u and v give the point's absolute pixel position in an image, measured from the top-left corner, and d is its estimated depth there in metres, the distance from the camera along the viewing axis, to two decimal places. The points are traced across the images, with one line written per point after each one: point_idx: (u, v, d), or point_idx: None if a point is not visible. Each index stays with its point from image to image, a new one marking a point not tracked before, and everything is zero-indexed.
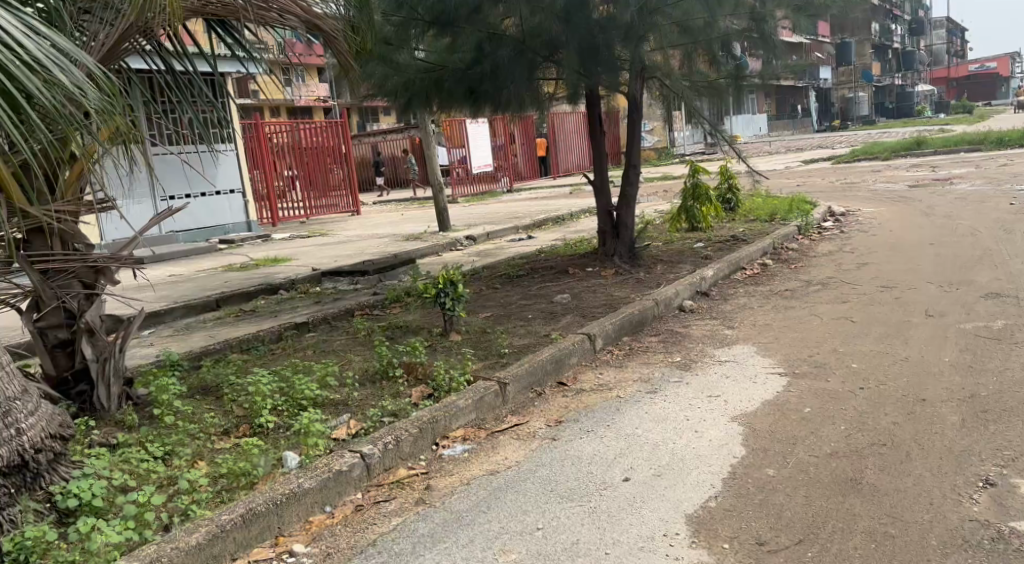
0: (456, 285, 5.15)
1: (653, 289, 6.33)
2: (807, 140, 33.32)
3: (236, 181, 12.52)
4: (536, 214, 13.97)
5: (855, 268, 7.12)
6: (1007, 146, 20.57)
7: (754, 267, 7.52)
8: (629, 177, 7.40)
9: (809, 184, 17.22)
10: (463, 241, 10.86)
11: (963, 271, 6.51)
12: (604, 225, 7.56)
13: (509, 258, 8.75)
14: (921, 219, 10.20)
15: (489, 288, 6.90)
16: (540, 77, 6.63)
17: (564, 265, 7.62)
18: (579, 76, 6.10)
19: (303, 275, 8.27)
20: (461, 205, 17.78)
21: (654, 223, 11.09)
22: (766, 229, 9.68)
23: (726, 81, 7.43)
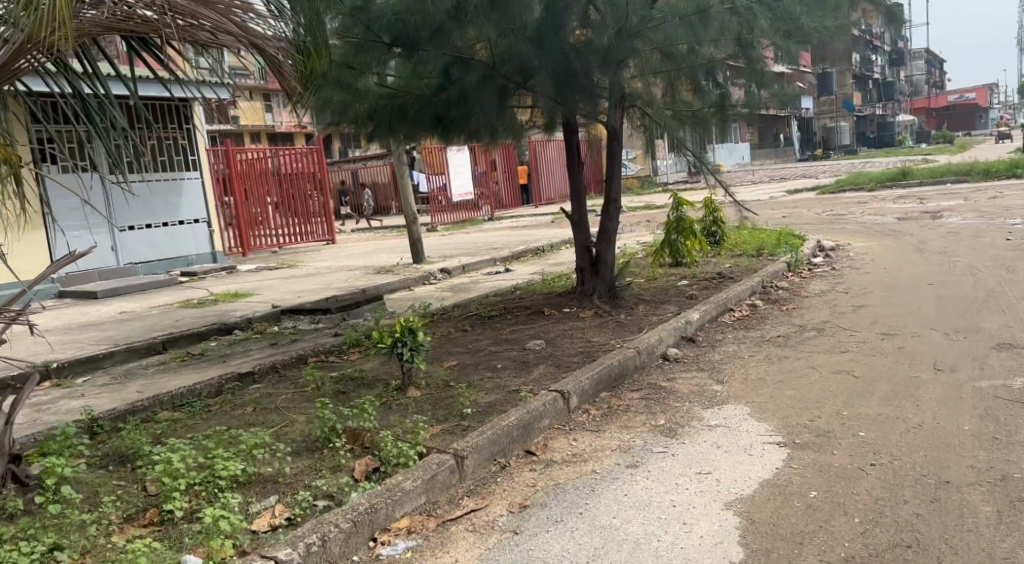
0: (415, 333, 4.61)
1: (635, 334, 5.83)
2: (790, 169, 33.24)
3: (201, 211, 11.95)
4: (516, 244, 13.49)
5: (851, 311, 6.68)
6: (993, 177, 20.41)
7: (743, 308, 7.04)
8: (609, 212, 6.91)
9: (795, 216, 16.88)
10: (437, 275, 10.33)
11: (968, 317, 6.09)
12: (582, 262, 7.05)
13: (482, 295, 8.22)
14: (915, 255, 9.81)
15: (459, 330, 6.37)
16: (513, 104, 6.15)
17: (541, 304, 7.10)
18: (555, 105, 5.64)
19: (260, 313, 7.69)
20: (440, 235, 17.27)
21: (636, 257, 10.62)
22: (753, 265, 9.24)
23: (711, 111, 7.07)
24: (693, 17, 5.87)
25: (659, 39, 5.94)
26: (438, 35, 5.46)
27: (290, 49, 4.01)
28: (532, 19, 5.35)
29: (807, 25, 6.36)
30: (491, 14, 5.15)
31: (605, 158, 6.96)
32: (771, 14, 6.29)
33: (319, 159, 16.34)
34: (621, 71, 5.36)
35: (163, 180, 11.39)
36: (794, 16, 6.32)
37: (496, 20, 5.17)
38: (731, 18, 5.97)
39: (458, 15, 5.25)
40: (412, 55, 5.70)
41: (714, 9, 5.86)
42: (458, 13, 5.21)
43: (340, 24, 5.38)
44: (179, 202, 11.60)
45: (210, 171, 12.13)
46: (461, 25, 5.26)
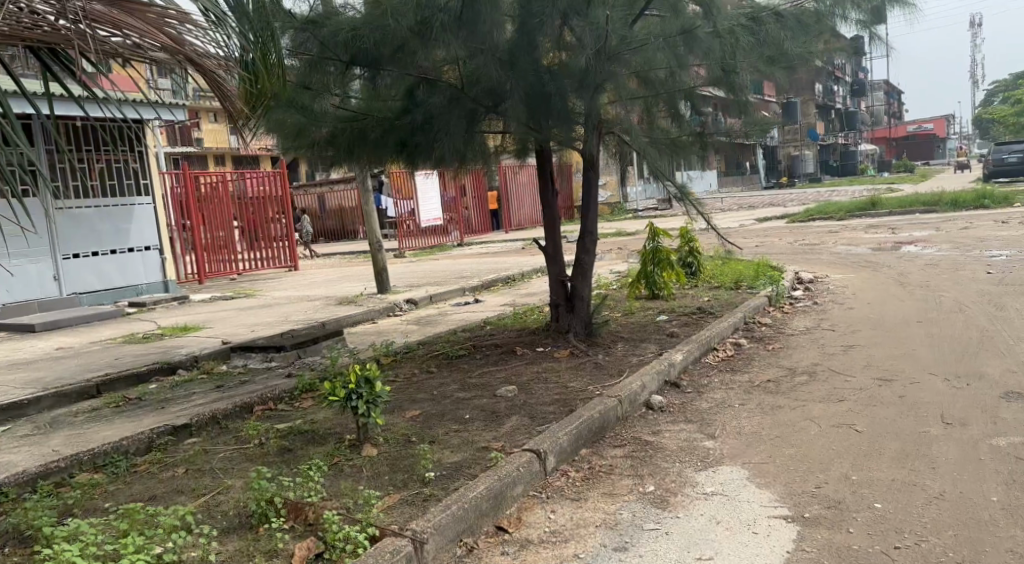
0: (373, 384, 4.09)
1: (615, 378, 5.36)
2: (757, 197, 33.26)
3: (153, 237, 11.32)
4: (485, 273, 13.00)
5: (842, 353, 6.29)
6: (961, 208, 20.42)
7: (727, 347, 6.64)
8: (585, 244, 6.47)
9: (769, 245, 16.62)
10: (403, 307, 9.80)
11: (966, 362, 5.73)
12: (556, 297, 6.57)
13: (449, 331, 7.72)
14: (898, 289, 9.53)
15: (424, 371, 5.86)
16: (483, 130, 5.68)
17: (512, 342, 6.59)
18: (528, 131, 5.15)
19: (209, 351, 7.11)
20: (407, 262, 16.76)
21: (611, 288, 10.20)
22: (733, 299, 8.87)
23: (690, 139, 6.70)
24: (675, 36, 5.55)
25: (639, 61, 5.57)
26: (401, 53, 5.05)
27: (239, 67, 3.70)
28: (504, 40, 4.95)
29: (791, 52, 6.25)
30: (460, 31, 4.74)
31: (582, 187, 6.54)
32: (754, 39, 6.16)
33: (282, 183, 15.66)
34: (598, 96, 4.97)
35: (112, 205, 10.78)
36: (777, 42, 6.22)
37: (465, 38, 4.76)
38: (715, 42, 5.63)
39: (423, 31, 4.83)
40: (372, 74, 5.28)
41: (697, 30, 5.54)
42: (423, 29, 4.79)
43: (291, 40, 4.96)
44: (129, 229, 10.96)
45: (162, 196, 11.53)
46: (426, 41, 4.84)
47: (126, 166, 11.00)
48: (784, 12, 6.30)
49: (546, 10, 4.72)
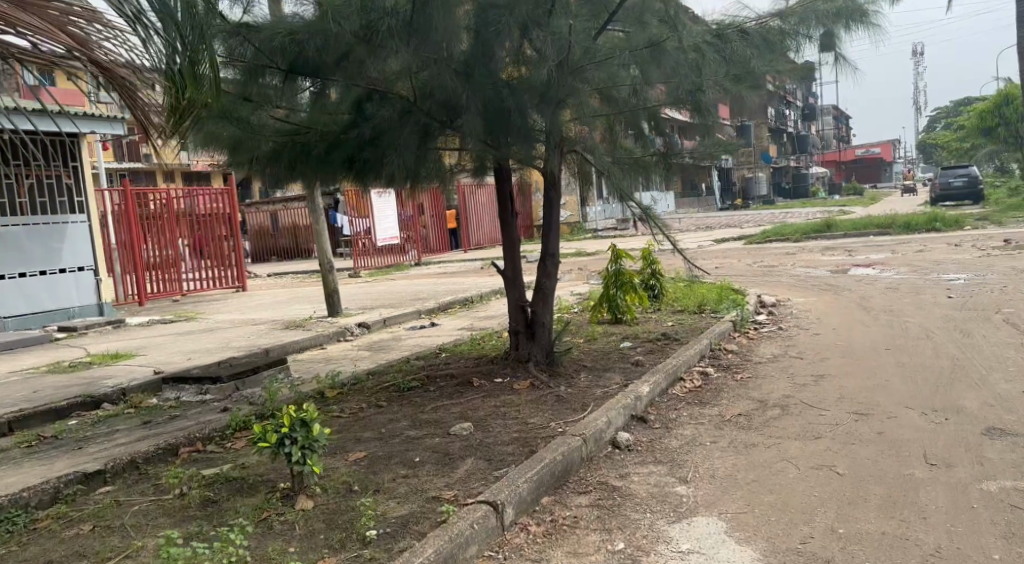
0: (310, 427, 3.66)
1: (578, 414, 4.98)
2: (712, 218, 33.39)
3: (87, 257, 10.69)
4: (442, 295, 12.57)
5: (813, 383, 6.01)
6: (914, 231, 20.63)
7: (694, 377, 6.32)
8: (546, 267, 6.11)
9: (728, 267, 16.49)
10: (354, 331, 9.31)
11: (942, 394, 5.48)
12: (517, 323, 6.18)
13: (401, 358, 7.27)
14: (862, 314, 9.36)
15: (373, 405, 5.37)
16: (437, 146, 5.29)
17: (469, 372, 6.11)
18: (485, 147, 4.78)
19: (138, 382, 6.57)
20: (361, 282, 16.25)
21: (572, 312, 9.86)
22: (697, 324, 8.58)
23: (655, 159, 6.46)
24: (642, 50, 5.22)
25: (602, 76, 5.26)
26: (346, 63, 4.64)
27: (163, 79, 3.75)
28: (459, 51, 4.59)
29: (758, 70, 6.17)
30: (412, 37, 4.37)
31: (544, 207, 6.17)
32: (720, 56, 6.04)
33: (230, 202, 15.26)
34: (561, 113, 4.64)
35: (43, 224, 10.14)
36: (743, 59, 6.12)
37: (416, 46, 4.40)
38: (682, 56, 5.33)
39: (368, 36, 4.44)
40: (316, 84, 4.88)
41: (666, 43, 5.22)
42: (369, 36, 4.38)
43: (223, 46, 4.55)
44: (61, 249, 10.32)
45: (98, 214, 10.91)
46: (373, 50, 4.43)
47: (59, 182, 10.42)
48: (750, 30, 6.17)
49: (503, 17, 4.37)
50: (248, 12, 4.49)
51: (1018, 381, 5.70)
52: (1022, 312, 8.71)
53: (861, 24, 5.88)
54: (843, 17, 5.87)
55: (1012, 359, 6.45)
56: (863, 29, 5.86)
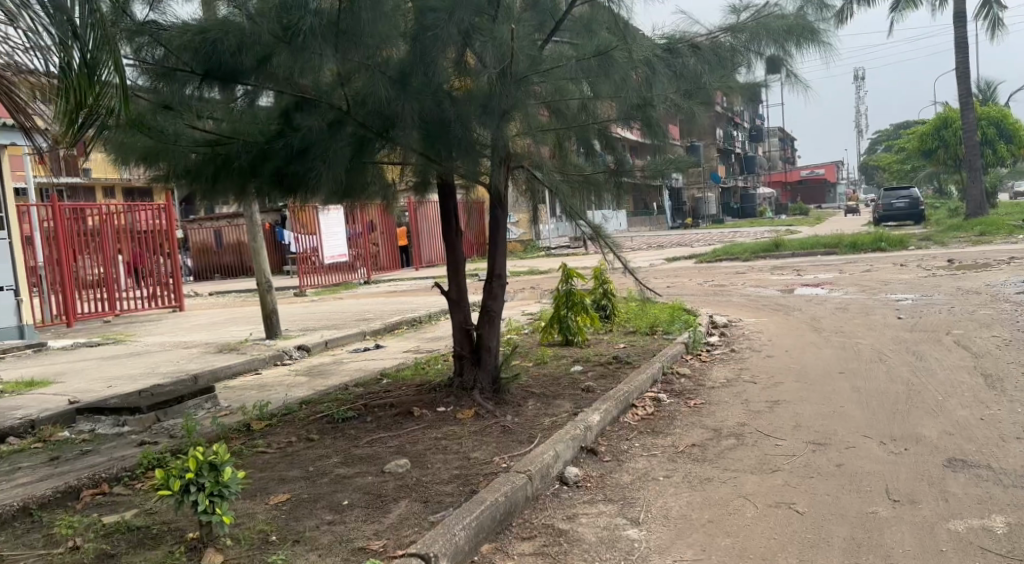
0: (219, 473, 3.29)
1: (524, 446, 4.66)
2: (662, 236, 33.52)
3: (7, 276, 10.04)
4: (388, 314, 12.17)
5: (768, 410, 5.79)
6: (860, 250, 20.89)
7: (647, 404, 6.06)
8: (493, 290, 5.79)
9: (679, 286, 16.41)
10: (292, 354, 8.85)
11: (900, 422, 5.30)
12: (461, 348, 5.83)
13: (340, 384, 6.87)
14: (814, 335, 9.25)
15: (303, 439, 4.95)
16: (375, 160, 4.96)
17: (411, 400, 5.70)
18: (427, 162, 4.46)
19: (50, 413, 6.05)
20: (306, 301, 15.74)
21: (522, 333, 9.57)
22: (649, 346, 8.35)
23: (604, 176, 6.24)
24: (590, 60, 4.96)
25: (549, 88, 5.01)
26: (270, 67, 4.31)
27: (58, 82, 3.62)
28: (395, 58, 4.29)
29: (708, 85, 6.02)
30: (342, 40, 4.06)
31: (489, 225, 5.87)
32: (670, 71, 5.86)
33: (169, 218, 14.58)
34: (506, 126, 4.40)
35: None
36: (692, 74, 5.97)
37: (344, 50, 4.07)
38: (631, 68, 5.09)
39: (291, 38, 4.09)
40: (238, 88, 4.53)
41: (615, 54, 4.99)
42: (292, 39, 4.05)
43: (130, 46, 4.23)
44: None
45: (21, 230, 10.29)
46: (297, 56, 4.08)
47: None
48: (701, 44, 6.00)
49: (441, 21, 4.09)
50: (154, 8, 4.31)
51: (974, 407, 5.57)
52: (971, 334, 8.68)
53: (811, 42, 5.76)
54: (795, 34, 5.72)
55: (965, 383, 6.35)
56: (813, 46, 5.75)
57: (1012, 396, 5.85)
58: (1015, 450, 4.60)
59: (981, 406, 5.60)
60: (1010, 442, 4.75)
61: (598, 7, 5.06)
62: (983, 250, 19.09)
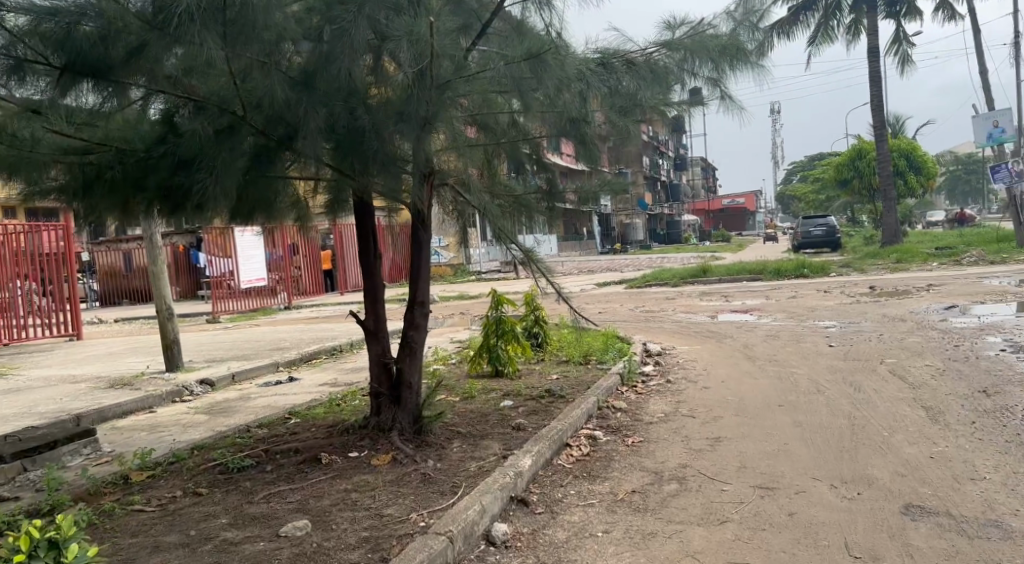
0: (60, 551, 2.75)
1: (446, 499, 4.12)
2: (590, 261, 33.50)
3: None
4: (305, 342, 11.45)
5: (709, 449, 5.39)
6: (784, 277, 21.13)
7: (582, 443, 5.59)
8: (413, 319, 5.25)
9: (610, 312, 16.13)
10: (195, 389, 8.13)
11: (848, 461, 4.99)
12: (379, 384, 5.25)
13: (243, 425, 6.20)
14: (748, 364, 9.00)
15: (189, 494, 4.33)
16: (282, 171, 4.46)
17: (320, 445, 5.10)
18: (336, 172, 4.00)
19: None
20: (218, 329, 14.82)
21: (448, 363, 9.02)
22: (582, 378, 7.93)
23: (536, 198, 5.88)
24: (520, 63, 4.46)
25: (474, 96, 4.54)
26: (142, 60, 3.70)
27: None
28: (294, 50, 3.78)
29: (643, 102, 5.67)
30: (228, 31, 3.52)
31: (411, 247, 5.32)
32: (604, 87, 5.49)
33: (68, 237, 13.38)
34: (427, 136, 3.95)
35: None
36: (626, 92, 5.61)
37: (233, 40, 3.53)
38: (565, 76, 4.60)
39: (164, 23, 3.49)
40: (103, 89, 3.81)
41: (546, 57, 4.50)
42: (164, 25, 3.47)
43: None
44: None
45: None
46: (171, 43, 3.52)
47: None
48: (636, 61, 5.64)
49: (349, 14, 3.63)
50: None
51: (921, 444, 5.32)
52: (904, 362, 8.57)
53: (747, 64, 5.47)
54: (729, 54, 5.40)
55: (907, 416, 6.11)
56: (748, 68, 5.44)
57: (956, 431, 5.62)
58: (971, 493, 4.32)
59: (927, 443, 5.34)
60: (964, 484, 4.48)
61: (527, 12, 4.63)
62: (901, 277, 19.51)
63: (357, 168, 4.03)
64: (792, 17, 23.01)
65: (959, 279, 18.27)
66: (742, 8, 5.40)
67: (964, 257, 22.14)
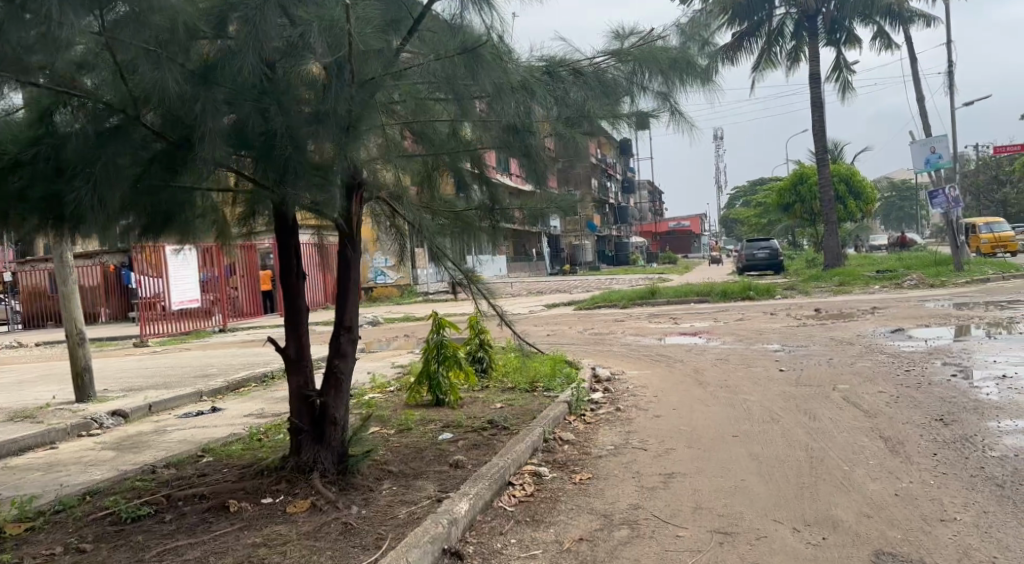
0: None
1: (369, 555, 3.66)
2: (538, 283, 33.14)
3: None
4: (235, 368, 10.78)
5: (663, 487, 4.99)
6: (731, 299, 21.06)
7: (526, 482, 5.12)
8: (339, 347, 4.75)
9: (559, 335, 15.74)
10: (105, 422, 7.53)
11: (809, 500, 4.64)
12: (299, 420, 4.72)
13: (151, 465, 5.63)
14: (699, 390, 8.68)
15: (71, 551, 3.85)
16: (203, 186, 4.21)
17: (229, 490, 4.59)
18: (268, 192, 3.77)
19: None
20: (144, 354, 14.02)
21: (385, 391, 8.48)
22: (527, 406, 7.49)
23: (478, 216, 5.50)
24: (455, 55, 4.12)
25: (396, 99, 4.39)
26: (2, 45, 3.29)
27: None
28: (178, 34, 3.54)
29: (591, 114, 5.28)
30: (105, 5, 3.27)
31: (338, 266, 4.81)
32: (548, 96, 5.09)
33: None
34: (355, 142, 3.69)
35: None
36: (573, 102, 5.23)
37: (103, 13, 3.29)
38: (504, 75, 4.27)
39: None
40: None
41: (483, 51, 4.15)
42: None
43: None
44: None
45: None
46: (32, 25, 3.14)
47: None
48: (585, 71, 5.27)
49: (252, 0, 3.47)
50: None
51: (885, 479, 5.00)
52: (858, 389, 8.33)
53: (696, 78, 5.21)
54: (678, 71, 5.16)
55: (867, 448, 5.80)
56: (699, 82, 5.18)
57: (919, 464, 5.32)
58: (943, 538, 3.99)
59: (890, 478, 5.03)
60: (934, 527, 4.15)
61: (465, 11, 4.09)
62: (844, 300, 19.59)
63: (273, 179, 3.69)
64: (735, 44, 23.19)
65: (900, 302, 18.37)
66: (692, 23, 5.24)
67: (904, 280, 22.43)
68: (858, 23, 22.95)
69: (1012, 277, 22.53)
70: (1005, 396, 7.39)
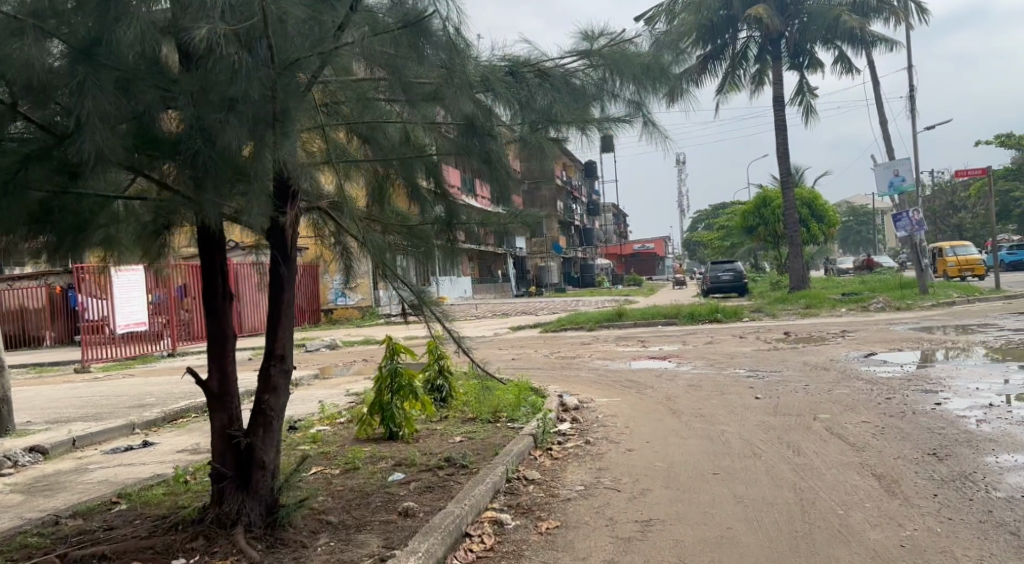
0: None
1: None
2: (503, 305, 32.54)
3: None
4: (175, 397, 9.99)
5: (640, 537, 4.42)
6: (699, 321, 20.68)
7: (486, 534, 4.51)
8: (270, 380, 4.12)
9: (524, 359, 15.13)
10: (19, 460, 6.73)
11: (805, 554, 4.10)
12: (222, 465, 4.08)
13: (57, 513, 4.91)
14: (673, 420, 8.14)
15: None
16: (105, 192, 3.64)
17: (135, 549, 3.91)
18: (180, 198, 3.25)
19: None
20: (82, 380, 13.10)
21: (335, 424, 7.80)
22: (490, 440, 6.87)
23: (434, 231, 4.86)
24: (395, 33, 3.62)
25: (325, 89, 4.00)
26: None
27: None
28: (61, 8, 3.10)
29: (559, 120, 4.68)
30: None
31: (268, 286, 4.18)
32: (511, 98, 4.51)
33: None
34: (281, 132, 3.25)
35: None
36: (538, 107, 4.64)
37: None
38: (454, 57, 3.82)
39: None
40: None
41: (428, 26, 3.65)
42: None
43: None
44: None
45: None
46: None
47: None
48: (551, 73, 4.69)
49: None
50: None
51: (886, 527, 4.48)
52: (840, 419, 7.86)
53: (673, 89, 4.66)
54: (654, 77, 4.60)
55: (860, 488, 5.30)
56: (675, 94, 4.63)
57: (920, 508, 4.81)
58: None
59: (891, 525, 4.51)
60: None
61: None
62: (813, 323, 19.30)
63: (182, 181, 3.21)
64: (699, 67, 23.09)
65: (867, 325, 18.12)
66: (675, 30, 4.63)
67: (871, 303, 22.26)
68: (820, 48, 23.00)
69: (976, 301, 22.50)
70: (996, 427, 6.95)
